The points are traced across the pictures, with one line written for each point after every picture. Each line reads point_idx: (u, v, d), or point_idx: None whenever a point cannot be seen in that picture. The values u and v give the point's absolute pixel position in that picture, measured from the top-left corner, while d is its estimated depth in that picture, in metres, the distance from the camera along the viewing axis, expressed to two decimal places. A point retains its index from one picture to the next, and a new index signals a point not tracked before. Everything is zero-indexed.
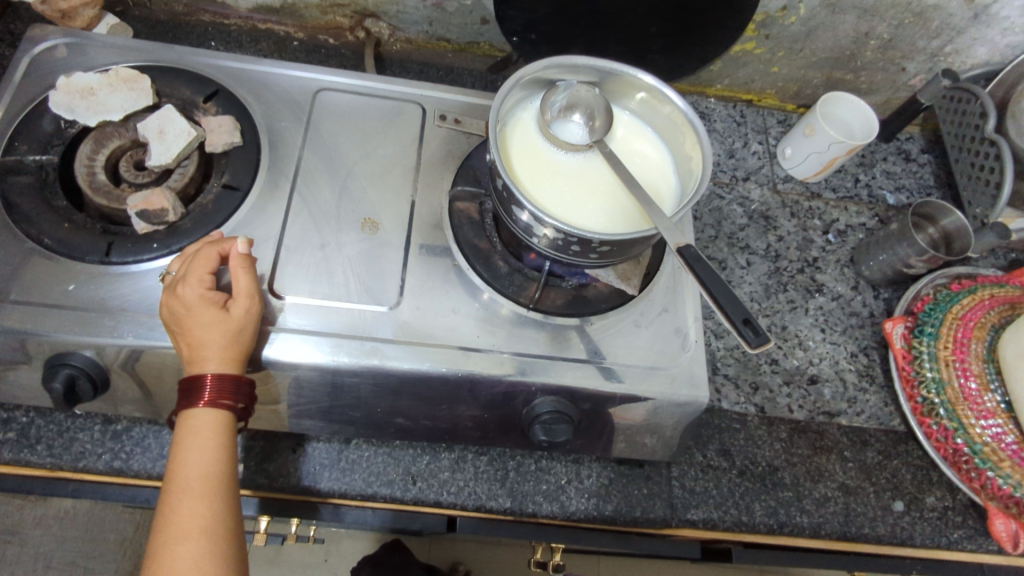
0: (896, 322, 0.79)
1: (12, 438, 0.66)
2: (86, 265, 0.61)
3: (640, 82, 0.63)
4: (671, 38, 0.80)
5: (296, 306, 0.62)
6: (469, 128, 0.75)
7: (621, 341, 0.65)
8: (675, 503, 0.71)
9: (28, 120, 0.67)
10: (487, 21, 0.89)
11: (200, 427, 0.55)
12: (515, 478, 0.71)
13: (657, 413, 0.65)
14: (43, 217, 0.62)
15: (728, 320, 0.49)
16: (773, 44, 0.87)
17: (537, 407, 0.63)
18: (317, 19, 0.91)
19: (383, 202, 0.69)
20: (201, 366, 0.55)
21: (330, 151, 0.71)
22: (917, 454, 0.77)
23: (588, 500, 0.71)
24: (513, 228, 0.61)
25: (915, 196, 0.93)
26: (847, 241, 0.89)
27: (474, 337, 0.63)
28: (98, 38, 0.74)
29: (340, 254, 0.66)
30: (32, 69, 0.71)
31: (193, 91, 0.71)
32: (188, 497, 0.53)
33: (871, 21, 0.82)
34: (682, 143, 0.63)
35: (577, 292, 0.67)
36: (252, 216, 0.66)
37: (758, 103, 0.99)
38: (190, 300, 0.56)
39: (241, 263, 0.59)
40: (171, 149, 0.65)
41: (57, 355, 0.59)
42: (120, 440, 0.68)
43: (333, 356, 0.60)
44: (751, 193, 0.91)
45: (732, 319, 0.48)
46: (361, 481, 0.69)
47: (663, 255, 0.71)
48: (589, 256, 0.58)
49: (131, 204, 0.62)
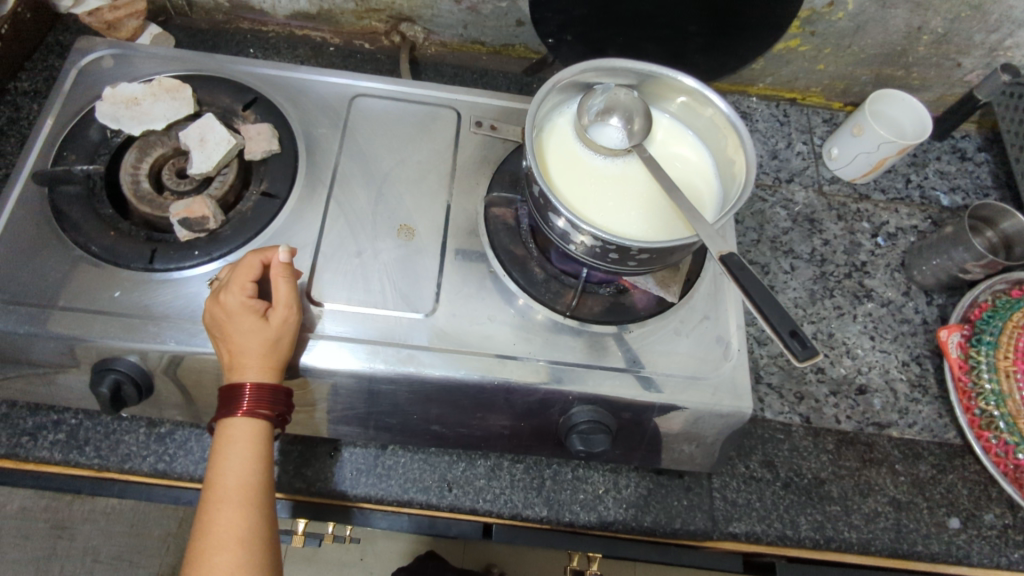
0: (951, 330, 0.75)
1: (63, 439, 0.68)
2: (130, 272, 0.63)
3: (679, 84, 0.61)
4: (712, 38, 0.78)
5: (333, 312, 0.62)
6: (505, 134, 0.74)
7: (660, 349, 0.64)
8: (717, 516, 0.69)
9: (76, 131, 0.68)
10: (523, 23, 0.88)
11: (238, 436, 0.56)
12: (552, 487, 0.70)
13: (698, 424, 0.63)
14: (91, 225, 0.64)
15: (773, 330, 0.47)
16: (818, 41, 0.84)
17: (574, 415, 0.61)
18: (353, 24, 0.91)
19: (419, 208, 0.69)
20: (241, 374, 0.56)
21: (367, 157, 0.71)
22: (974, 469, 0.73)
23: (627, 510, 0.69)
24: (549, 234, 0.60)
25: (972, 197, 0.89)
26: (897, 244, 0.86)
27: (511, 345, 0.63)
28: (142, 48, 0.76)
29: (377, 260, 0.65)
30: (80, 80, 0.73)
31: (232, 99, 0.72)
32: (225, 507, 0.54)
33: (925, 15, 0.79)
34: (724, 145, 0.62)
35: (615, 300, 0.66)
36: (290, 223, 0.66)
37: (802, 102, 0.96)
38: (233, 308, 0.57)
39: (282, 272, 0.59)
40: (211, 157, 0.66)
41: (104, 360, 0.60)
42: (164, 442, 0.69)
43: (371, 363, 0.60)
44: (795, 195, 0.88)
45: (779, 332, 0.46)
46: (397, 487, 0.69)
47: (704, 261, 0.69)
48: (628, 263, 0.56)
49: (174, 213, 0.63)
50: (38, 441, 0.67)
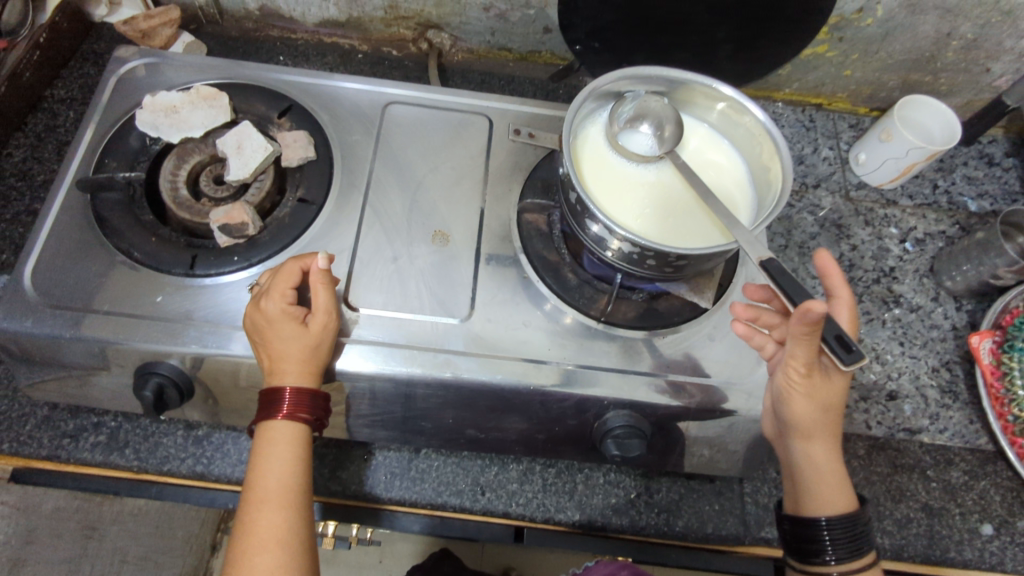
0: (983, 336, 0.75)
1: (104, 441, 0.69)
2: (171, 277, 0.64)
3: (715, 93, 0.62)
4: (740, 45, 0.78)
5: (370, 317, 0.63)
6: (543, 142, 0.72)
7: (693, 355, 0.64)
8: (748, 521, 0.70)
9: (116, 138, 0.70)
10: (550, 30, 0.89)
11: (279, 439, 0.57)
12: (584, 491, 0.70)
13: (733, 429, 0.64)
14: (132, 231, 0.65)
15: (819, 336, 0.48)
16: (846, 47, 0.85)
17: (610, 421, 0.62)
18: (382, 31, 0.92)
19: (453, 214, 0.70)
20: (281, 379, 0.57)
21: (401, 164, 0.72)
22: (1006, 475, 0.73)
23: (659, 515, 0.69)
24: (584, 239, 0.60)
25: (1000, 202, 0.89)
26: (926, 249, 0.86)
27: (546, 350, 0.63)
28: (177, 57, 0.77)
29: (412, 266, 0.66)
30: (119, 89, 0.74)
31: (268, 107, 0.73)
32: (267, 508, 0.55)
33: (954, 21, 0.79)
34: (758, 153, 0.62)
35: (648, 305, 0.66)
36: (326, 230, 0.67)
37: (828, 107, 0.96)
38: (273, 314, 0.57)
39: (320, 279, 0.59)
40: (249, 164, 0.67)
41: (145, 364, 0.61)
42: (202, 445, 0.70)
43: (408, 368, 0.60)
44: (822, 201, 0.88)
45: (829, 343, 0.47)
46: (431, 491, 0.70)
47: (736, 267, 0.69)
48: (663, 269, 0.57)
49: (214, 219, 0.64)
50: (79, 443, 0.69)
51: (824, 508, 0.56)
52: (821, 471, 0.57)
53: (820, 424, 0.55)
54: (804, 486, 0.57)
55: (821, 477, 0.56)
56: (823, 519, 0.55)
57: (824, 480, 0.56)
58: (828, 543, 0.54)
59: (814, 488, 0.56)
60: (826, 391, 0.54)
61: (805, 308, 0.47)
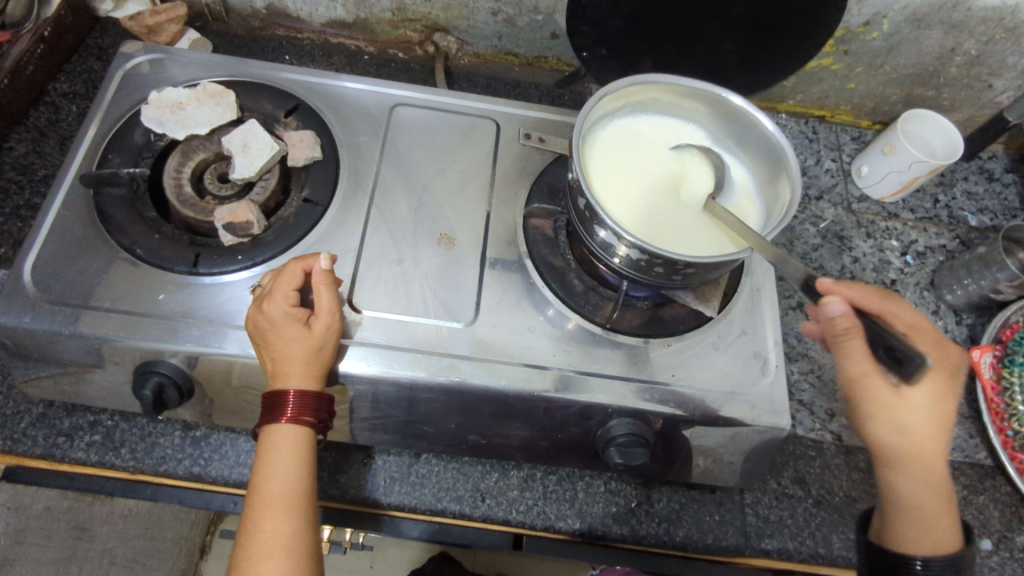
0: (983, 350, 0.75)
1: (99, 440, 0.68)
2: (174, 275, 0.63)
3: (726, 102, 0.62)
4: (747, 55, 0.79)
5: (374, 320, 0.62)
6: (551, 147, 0.74)
7: (698, 364, 0.64)
8: (749, 532, 0.69)
9: (121, 134, 0.69)
10: (557, 36, 0.89)
11: (282, 443, 0.56)
12: (584, 499, 0.70)
13: (736, 440, 0.63)
14: (135, 227, 0.64)
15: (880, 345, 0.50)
16: (851, 60, 0.85)
17: (612, 429, 0.61)
18: (388, 34, 0.92)
19: (459, 217, 0.70)
20: (285, 381, 0.56)
21: (407, 166, 0.72)
22: (1005, 490, 0.73)
23: (659, 525, 0.69)
24: (591, 245, 0.60)
25: (1000, 218, 0.90)
26: (926, 263, 0.86)
27: (550, 356, 0.63)
28: (183, 54, 0.76)
29: (417, 269, 0.66)
30: (124, 84, 0.73)
31: (274, 105, 0.73)
32: (270, 514, 0.54)
33: (959, 37, 0.80)
34: (767, 165, 0.63)
35: (653, 313, 0.66)
36: (331, 230, 0.67)
37: (831, 119, 0.96)
38: (276, 316, 0.57)
39: (323, 280, 0.59)
40: (254, 163, 0.67)
41: (146, 362, 0.60)
42: (199, 446, 0.69)
43: (412, 372, 0.60)
44: (824, 212, 0.88)
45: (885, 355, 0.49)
46: (431, 496, 0.69)
47: (741, 277, 0.70)
48: (671, 277, 0.57)
49: (218, 217, 0.63)
50: (74, 442, 0.67)
51: (916, 543, 0.55)
52: (914, 502, 0.55)
53: (908, 454, 0.52)
54: (892, 516, 0.56)
55: (913, 509, 0.55)
56: (918, 556, 0.54)
57: (917, 514, 0.55)
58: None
59: (911, 524, 0.55)
60: (903, 413, 0.50)
61: (823, 311, 0.49)
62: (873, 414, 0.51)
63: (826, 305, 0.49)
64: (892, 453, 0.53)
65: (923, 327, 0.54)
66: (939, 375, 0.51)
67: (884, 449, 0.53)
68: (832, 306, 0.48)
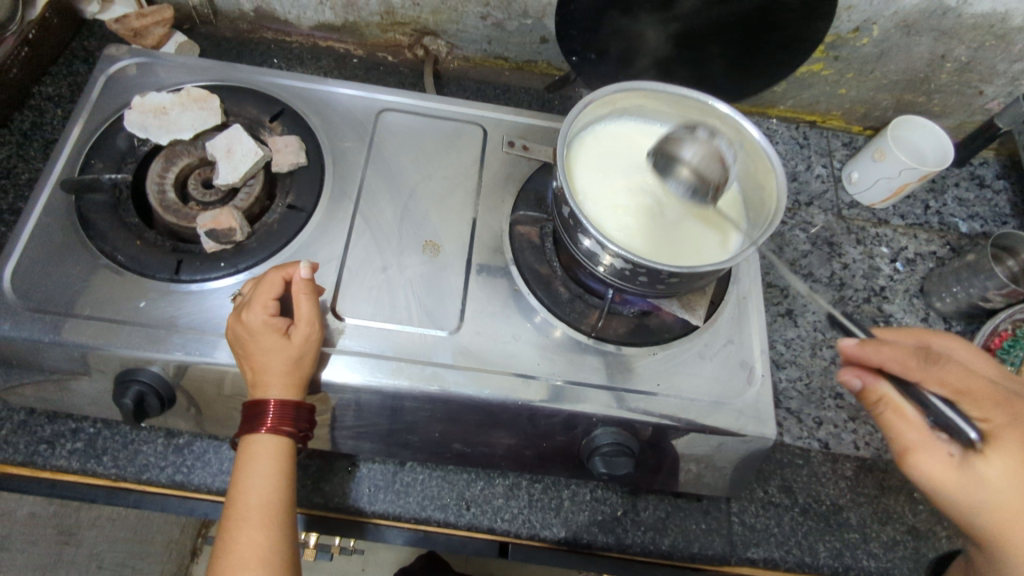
0: None
1: (80, 448, 0.67)
2: (156, 282, 0.62)
3: (713, 111, 0.62)
4: (736, 61, 0.78)
5: (356, 327, 0.62)
6: (536, 155, 0.73)
7: (684, 373, 0.64)
8: (735, 541, 0.69)
9: (104, 139, 0.69)
10: (547, 40, 0.88)
11: (262, 453, 0.56)
12: (570, 507, 0.70)
13: (722, 449, 0.63)
14: (117, 234, 0.64)
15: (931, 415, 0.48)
16: (841, 66, 0.85)
17: (598, 438, 0.61)
18: (378, 37, 0.92)
19: (445, 225, 0.69)
20: (265, 391, 0.56)
21: (393, 172, 0.71)
22: None
23: (645, 533, 0.69)
24: (575, 253, 0.60)
25: (991, 224, 0.90)
26: (916, 269, 0.86)
27: (536, 365, 0.62)
28: (169, 58, 0.76)
29: (402, 276, 0.65)
30: (109, 87, 0.73)
31: (259, 110, 0.72)
32: (247, 525, 0.54)
33: (949, 43, 0.79)
34: (753, 170, 0.62)
35: (639, 321, 0.66)
36: (316, 237, 0.66)
37: (822, 124, 0.96)
38: (254, 326, 0.56)
39: (303, 289, 0.59)
40: (238, 168, 0.66)
41: (126, 370, 0.60)
42: (182, 453, 0.69)
43: (394, 380, 0.60)
44: (814, 218, 0.88)
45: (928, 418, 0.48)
46: (415, 505, 0.68)
47: (728, 285, 0.69)
48: (656, 286, 0.56)
49: (201, 224, 0.63)
50: (56, 450, 0.67)
51: None
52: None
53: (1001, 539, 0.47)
54: None
55: None
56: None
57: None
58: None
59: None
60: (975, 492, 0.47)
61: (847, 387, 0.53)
62: (939, 497, 0.49)
63: (847, 379, 0.52)
64: (982, 536, 0.48)
65: (978, 387, 0.47)
66: (1003, 446, 0.45)
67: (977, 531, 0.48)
68: (850, 381, 0.52)
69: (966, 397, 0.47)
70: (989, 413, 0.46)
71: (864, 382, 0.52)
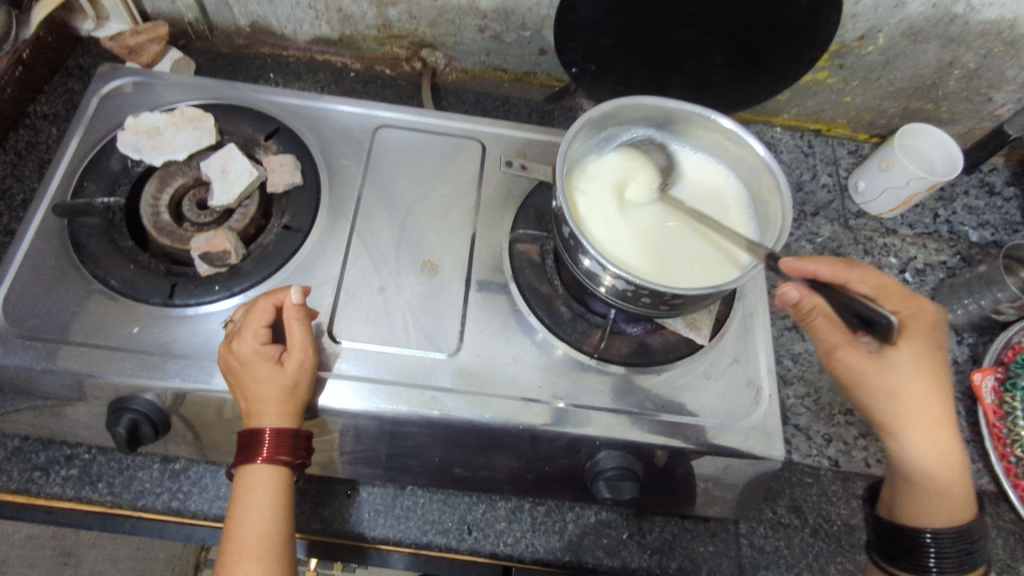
0: (985, 373, 0.73)
1: (75, 474, 0.66)
2: (150, 306, 0.61)
3: (715, 125, 0.60)
4: (739, 72, 0.76)
5: (354, 352, 0.61)
6: (535, 174, 0.72)
7: (689, 393, 0.62)
8: (744, 564, 0.67)
9: (97, 160, 0.68)
10: (546, 52, 0.87)
11: (258, 484, 0.54)
12: (574, 531, 0.68)
13: (729, 471, 0.61)
14: (110, 258, 0.63)
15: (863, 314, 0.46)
16: (846, 74, 0.83)
17: (601, 462, 0.59)
18: (375, 50, 0.91)
19: (443, 243, 0.68)
20: (259, 420, 0.54)
21: (390, 190, 0.70)
22: (1009, 516, 0.71)
23: (651, 557, 0.67)
24: (576, 273, 0.58)
25: (1001, 233, 0.88)
26: (926, 280, 0.84)
27: (537, 387, 0.61)
28: (164, 76, 0.75)
29: (400, 297, 0.64)
30: (102, 107, 0.72)
31: (254, 129, 0.71)
32: (245, 559, 0.53)
33: (956, 50, 0.78)
34: (759, 185, 0.60)
35: (643, 341, 0.64)
36: (311, 259, 0.65)
37: (827, 133, 0.94)
38: (246, 355, 0.55)
39: (296, 314, 0.57)
40: (233, 189, 0.65)
41: (120, 398, 0.58)
42: (178, 479, 0.68)
43: (392, 406, 0.58)
44: (820, 229, 0.86)
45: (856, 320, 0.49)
46: (416, 529, 0.67)
47: (733, 302, 0.68)
48: (659, 308, 0.55)
49: (194, 247, 0.62)
50: (50, 476, 0.66)
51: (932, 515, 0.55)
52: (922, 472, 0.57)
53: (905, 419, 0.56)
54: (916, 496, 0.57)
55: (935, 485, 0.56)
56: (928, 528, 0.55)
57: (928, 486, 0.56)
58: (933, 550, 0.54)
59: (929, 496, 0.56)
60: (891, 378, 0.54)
61: (783, 299, 0.54)
62: (854, 384, 0.56)
63: (784, 292, 0.53)
64: (889, 420, 0.56)
65: (891, 286, 0.57)
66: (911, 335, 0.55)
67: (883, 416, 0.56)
68: (787, 293, 0.53)
69: (882, 294, 0.56)
70: (899, 306, 0.56)
71: (804, 293, 0.53)
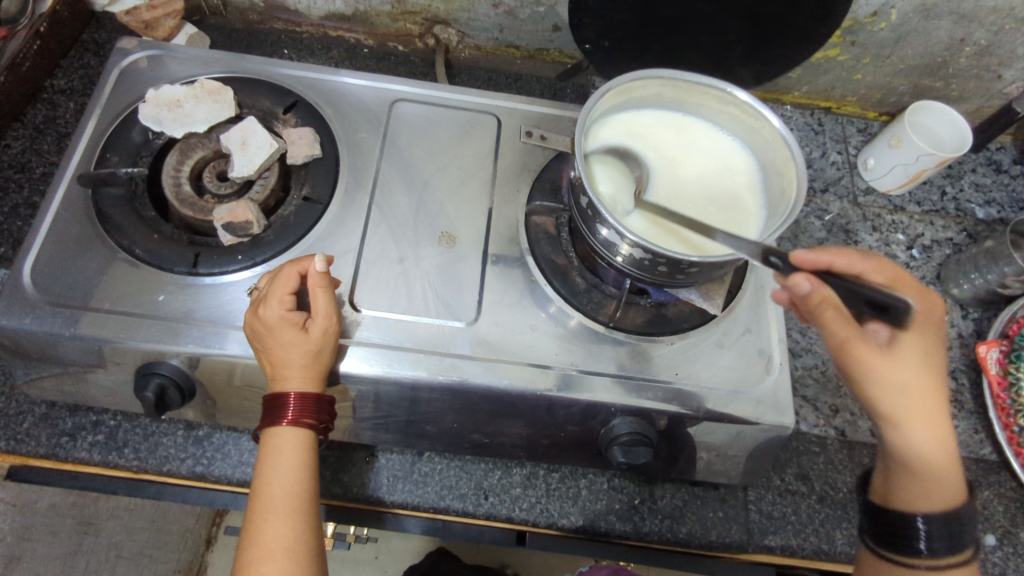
0: (990, 346, 0.75)
1: (102, 440, 0.68)
2: (174, 275, 0.63)
3: (732, 98, 0.61)
4: (752, 48, 0.77)
5: (374, 319, 0.62)
6: (552, 145, 0.73)
7: (702, 362, 0.64)
8: (753, 529, 0.69)
9: (119, 132, 0.68)
10: (560, 28, 0.87)
11: (283, 446, 0.56)
12: (588, 496, 0.70)
13: (740, 438, 0.63)
14: (134, 227, 0.64)
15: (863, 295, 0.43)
16: (858, 51, 0.84)
17: (616, 427, 0.61)
18: (388, 26, 0.91)
19: (460, 215, 0.69)
20: (284, 384, 0.56)
21: (407, 162, 0.71)
22: (1010, 485, 0.73)
23: (663, 521, 0.69)
24: (593, 243, 0.59)
25: (1008, 210, 0.89)
26: (932, 257, 0.85)
27: (553, 355, 0.62)
28: (182, 50, 0.75)
29: (419, 268, 0.65)
30: (121, 80, 0.73)
31: (273, 102, 0.72)
32: (272, 517, 0.55)
33: (968, 27, 0.78)
34: (774, 159, 0.62)
35: (657, 311, 0.66)
36: (331, 230, 0.66)
37: (837, 111, 0.95)
38: (272, 321, 0.57)
39: (319, 282, 0.59)
40: (253, 161, 0.66)
41: (148, 363, 0.60)
42: (202, 445, 0.69)
43: (413, 371, 0.60)
44: (830, 206, 0.87)
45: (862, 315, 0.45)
46: (434, 494, 0.69)
47: (745, 274, 0.69)
48: (675, 277, 0.56)
49: (217, 217, 0.63)
50: (77, 442, 0.67)
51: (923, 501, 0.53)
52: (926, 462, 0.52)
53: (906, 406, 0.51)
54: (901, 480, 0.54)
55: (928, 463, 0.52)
56: (920, 514, 0.53)
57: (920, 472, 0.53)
58: (924, 534, 0.53)
59: (913, 485, 0.54)
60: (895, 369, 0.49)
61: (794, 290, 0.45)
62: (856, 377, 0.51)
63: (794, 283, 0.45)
64: (893, 411, 0.51)
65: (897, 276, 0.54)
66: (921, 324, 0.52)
67: (889, 408, 0.51)
68: (798, 286, 0.44)
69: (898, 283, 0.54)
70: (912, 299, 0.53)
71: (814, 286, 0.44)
